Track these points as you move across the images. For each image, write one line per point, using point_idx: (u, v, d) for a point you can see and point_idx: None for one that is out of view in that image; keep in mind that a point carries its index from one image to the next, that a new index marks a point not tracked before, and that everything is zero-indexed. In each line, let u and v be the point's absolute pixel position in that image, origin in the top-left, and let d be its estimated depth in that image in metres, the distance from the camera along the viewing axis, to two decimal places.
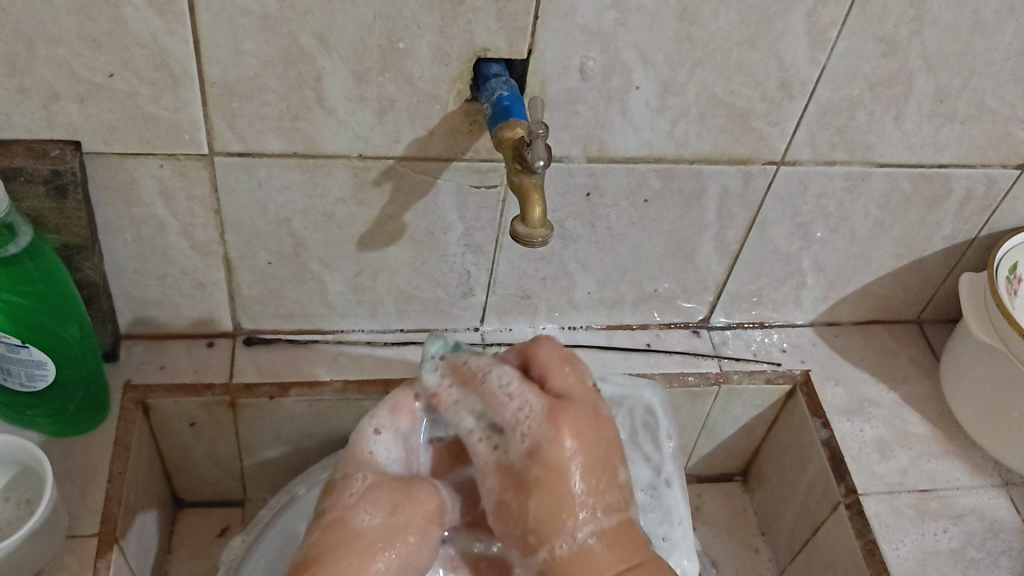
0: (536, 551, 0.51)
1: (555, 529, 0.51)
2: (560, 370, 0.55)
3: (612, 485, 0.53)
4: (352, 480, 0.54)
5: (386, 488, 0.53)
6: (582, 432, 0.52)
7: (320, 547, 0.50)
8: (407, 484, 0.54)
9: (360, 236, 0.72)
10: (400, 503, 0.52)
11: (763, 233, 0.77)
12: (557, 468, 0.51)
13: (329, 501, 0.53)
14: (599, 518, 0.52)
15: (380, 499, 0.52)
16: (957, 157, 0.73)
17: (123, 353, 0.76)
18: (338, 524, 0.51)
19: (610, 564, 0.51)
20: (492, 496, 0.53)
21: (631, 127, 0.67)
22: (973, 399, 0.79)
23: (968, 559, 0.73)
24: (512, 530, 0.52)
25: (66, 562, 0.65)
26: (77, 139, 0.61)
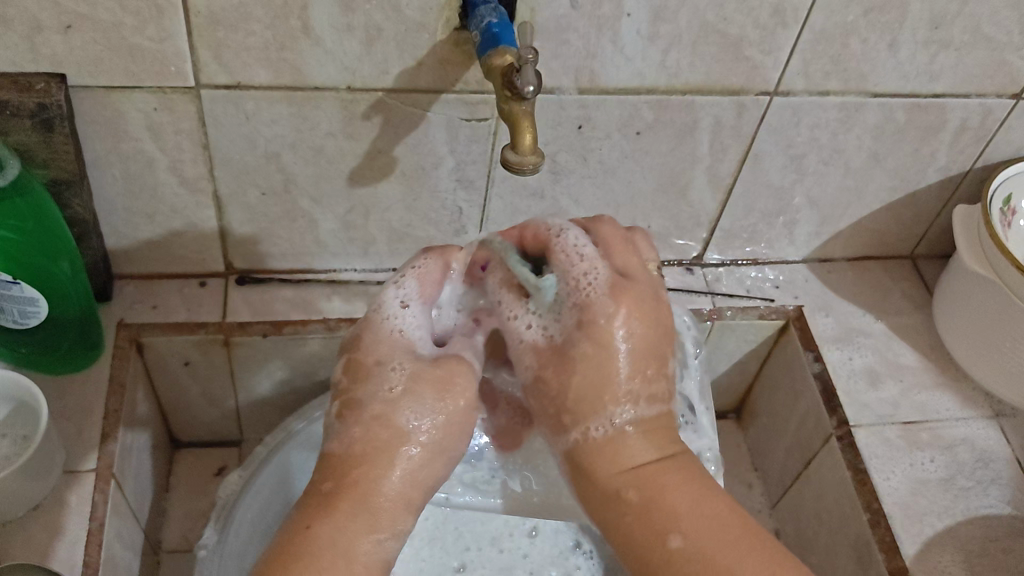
0: (569, 430, 0.58)
1: (591, 410, 0.56)
2: (625, 249, 0.60)
3: (655, 381, 0.58)
4: (387, 372, 0.57)
5: (424, 378, 0.57)
6: (640, 316, 0.57)
7: (371, 440, 0.55)
8: (438, 364, 0.58)
9: (351, 171, 0.71)
10: (443, 394, 0.57)
11: (757, 166, 0.77)
12: (599, 353, 0.56)
13: (364, 393, 0.56)
14: (637, 409, 0.57)
15: (423, 397, 0.56)
16: (952, 87, 0.72)
17: (115, 293, 0.76)
18: (384, 421, 0.55)
19: (641, 451, 0.57)
20: (532, 373, 0.60)
21: (622, 56, 0.66)
22: (966, 331, 0.79)
23: (959, 488, 0.74)
24: (547, 406, 0.59)
25: (63, 496, 0.65)
26: (61, 72, 0.60)
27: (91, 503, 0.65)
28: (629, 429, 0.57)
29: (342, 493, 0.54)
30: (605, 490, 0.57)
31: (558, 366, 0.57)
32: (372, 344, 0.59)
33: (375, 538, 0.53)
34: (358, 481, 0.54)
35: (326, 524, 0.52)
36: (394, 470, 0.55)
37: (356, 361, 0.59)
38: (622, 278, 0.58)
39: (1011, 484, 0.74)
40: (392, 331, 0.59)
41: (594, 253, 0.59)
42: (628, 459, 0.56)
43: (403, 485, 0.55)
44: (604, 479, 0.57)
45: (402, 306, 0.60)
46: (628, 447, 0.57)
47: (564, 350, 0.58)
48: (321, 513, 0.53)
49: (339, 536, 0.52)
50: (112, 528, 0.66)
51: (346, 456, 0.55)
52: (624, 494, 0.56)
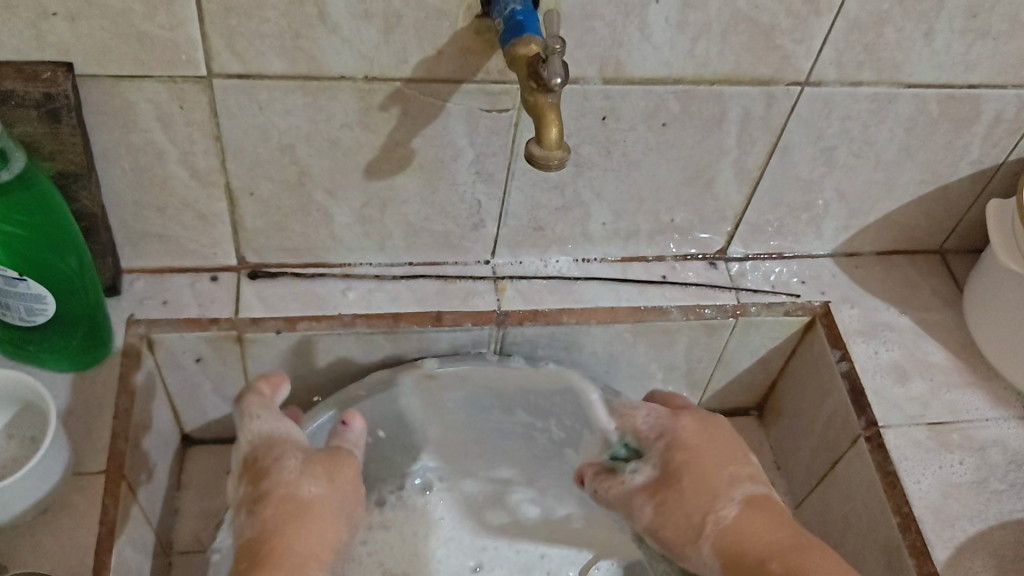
0: (701, 529, 0.62)
1: (709, 500, 0.62)
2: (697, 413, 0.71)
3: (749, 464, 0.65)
4: (285, 465, 0.65)
5: (316, 466, 0.66)
6: (714, 428, 0.68)
7: (275, 521, 0.62)
8: (331, 458, 0.67)
9: (367, 164, 0.69)
10: (332, 473, 0.66)
11: (786, 158, 0.74)
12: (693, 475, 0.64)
13: (269, 484, 0.64)
14: (737, 503, 0.62)
15: (317, 473, 0.65)
16: (989, 77, 0.70)
17: (124, 287, 0.74)
18: (288, 497, 0.63)
19: (763, 528, 0.60)
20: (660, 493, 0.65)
21: (648, 45, 0.64)
22: (998, 329, 0.77)
23: (991, 491, 0.72)
24: (681, 515, 0.63)
25: (72, 498, 0.63)
26: (69, 61, 0.58)
27: (101, 506, 0.63)
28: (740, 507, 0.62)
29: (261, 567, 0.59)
30: (754, 559, 0.59)
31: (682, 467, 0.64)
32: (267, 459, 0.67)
33: None
34: (276, 545, 0.61)
35: None
36: (300, 535, 0.62)
37: (272, 474, 0.65)
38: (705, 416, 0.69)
39: None
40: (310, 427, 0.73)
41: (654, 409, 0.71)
42: (759, 531, 0.60)
43: (315, 546, 0.62)
44: (788, 566, 0.57)
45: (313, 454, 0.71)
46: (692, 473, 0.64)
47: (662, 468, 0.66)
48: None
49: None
50: (122, 531, 0.65)
51: (264, 535, 0.62)
52: (768, 562, 0.58)
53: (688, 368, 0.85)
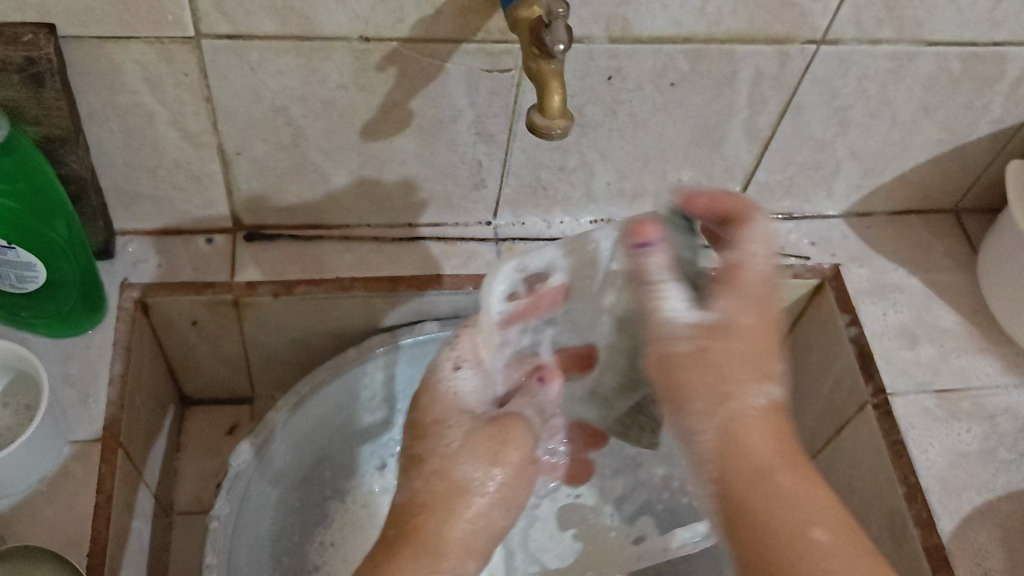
0: (720, 412, 0.53)
1: (740, 373, 0.53)
2: (709, 371, 0.53)
3: (762, 376, 0.54)
4: (445, 429, 0.60)
5: (484, 435, 0.59)
6: (756, 423, 0.53)
7: (431, 490, 0.57)
8: (498, 419, 0.60)
9: (364, 125, 0.67)
10: (499, 451, 0.58)
11: (798, 118, 0.72)
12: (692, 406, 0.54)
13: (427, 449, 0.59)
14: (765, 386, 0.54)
15: (478, 451, 0.58)
16: (1014, 35, 0.67)
17: (118, 250, 0.72)
18: (440, 475, 0.58)
19: (758, 423, 0.53)
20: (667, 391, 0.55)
21: (657, 2, 0.60)
22: (1013, 294, 0.75)
23: (1000, 461, 0.70)
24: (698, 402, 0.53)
25: (69, 468, 0.63)
26: (50, 22, 0.56)
27: (97, 475, 0.63)
28: (758, 402, 0.54)
29: (406, 537, 0.55)
30: (755, 463, 0.52)
31: (707, 374, 0.53)
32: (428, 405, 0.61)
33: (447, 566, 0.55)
34: (417, 527, 0.56)
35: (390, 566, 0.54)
36: (456, 519, 0.56)
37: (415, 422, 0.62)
38: (719, 329, 0.54)
39: None
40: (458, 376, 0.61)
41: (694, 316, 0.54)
42: (762, 446, 0.52)
43: (468, 533, 0.56)
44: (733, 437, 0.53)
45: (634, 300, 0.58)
46: (724, 364, 0.53)
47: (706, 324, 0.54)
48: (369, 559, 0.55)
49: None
50: (121, 499, 0.64)
51: (407, 506, 0.57)
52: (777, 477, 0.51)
53: None
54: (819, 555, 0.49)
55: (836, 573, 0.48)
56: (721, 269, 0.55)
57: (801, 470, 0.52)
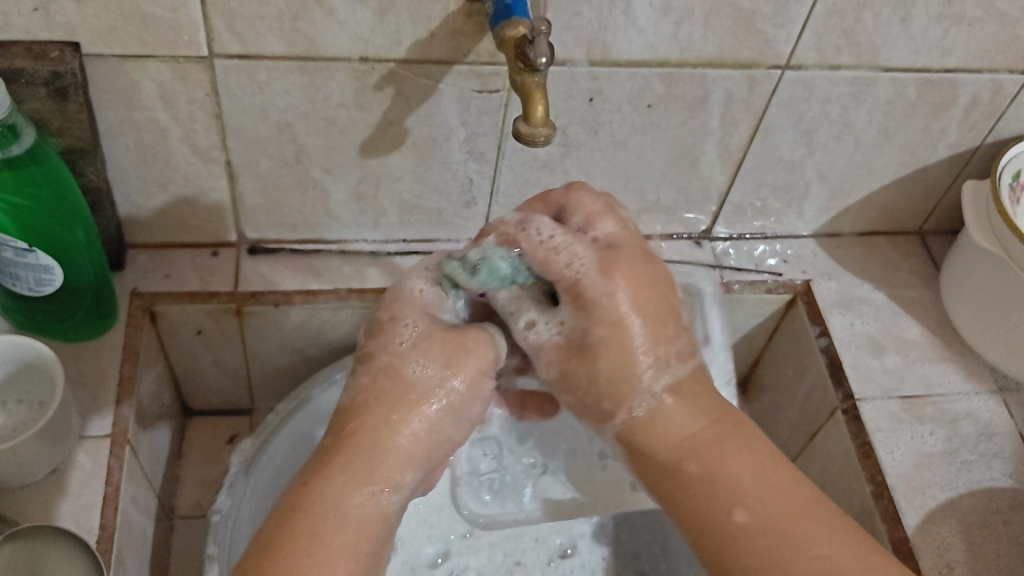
0: (613, 416, 0.58)
1: (625, 392, 0.57)
2: (654, 426, 0.58)
3: (672, 340, 0.58)
4: (401, 327, 0.58)
5: (438, 344, 0.57)
6: (684, 408, 0.58)
7: (375, 390, 0.55)
8: (456, 331, 0.58)
9: (362, 142, 0.71)
10: (452, 362, 0.56)
11: (767, 140, 0.77)
12: (672, 410, 0.58)
13: (378, 346, 0.57)
14: (672, 379, 0.58)
15: (432, 350, 0.56)
16: (964, 62, 0.72)
17: (128, 262, 0.77)
18: (389, 370, 0.56)
19: (680, 421, 0.58)
20: (556, 369, 0.59)
21: (634, 29, 0.66)
22: (971, 306, 0.79)
23: (962, 461, 0.74)
24: (587, 400, 0.59)
25: (79, 461, 0.66)
26: (76, 41, 0.61)
27: (106, 468, 0.66)
28: (668, 400, 0.58)
29: (346, 443, 0.53)
30: (658, 464, 0.58)
31: (581, 358, 0.57)
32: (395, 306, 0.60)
33: (369, 490, 0.52)
34: (357, 430, 0.54)
35: (326, 477, 0.52)
36: (400, 427, 0.54)
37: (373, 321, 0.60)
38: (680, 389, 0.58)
39: (1014, 458, 0.75)
40: (413, 292, 0.61)
41: (587, 253, 0.57)
42: (677, 427, 0.58)
43: (412, 438, 0.54)
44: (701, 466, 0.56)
45: (545, 241, 0.57)
46: (672, 420, 0.58)
47: (579, 314, 0.57)
48: (322, 459, 0.53)
49: (332, 488, 0.51)
50: (127, 493, 0.68)
51: (349, 409, 0.55)
52: (682, 468, 0.57)
53: None
54: (745, 538, 0.53)
55: (796, 533, 0.53)
56: (563, 285, 0.56)
57: (731, 448, 0.57)
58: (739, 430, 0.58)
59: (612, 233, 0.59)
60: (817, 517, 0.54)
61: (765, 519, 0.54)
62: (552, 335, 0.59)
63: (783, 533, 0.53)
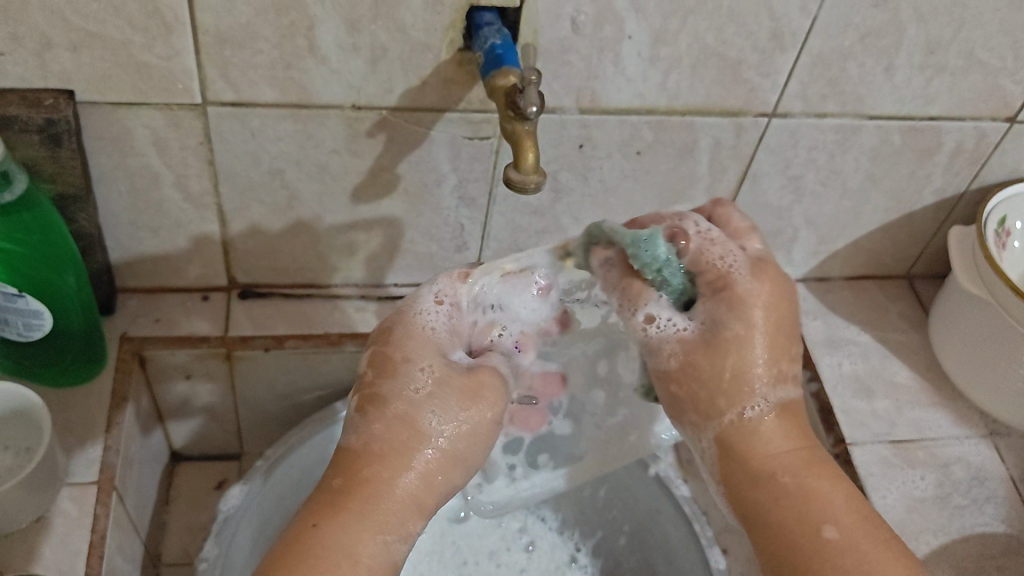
0: (721, 415, 0.56)
1: (746, 393, 0.55)
2: (762, 435, 0.55)
3: (792, 362, 0.57)
4: (415, 372, 0.53)
5: (454, 386, 0.53)
6: (790, 424, 0.56)
7: (389, 438, 0.51)
8: (471, 373, 0.54)
9: (354, 188, 0.72)
10: (469, 403, 0.53)
11: (755, 186, 0.78)
12: (772, 426, 0.56)
13: (388, 389, 0.53)
14: (772, 394, 0.56)
15: (448, 399, 0.52)
16: (948, 110, 0.73)
17: (118, 306, 0.77)
18: (404, 421, 0.52)
19: (779, 438, 0.56)
20: (676, 361, 0.56)
21: (623, 78, 0.67)
22: (960, 350, 0.80)
23: (954, 506, 0.74)
24: (691, 396, 0.56)
25: (65, 508, 0.65)
26: (70, 89, 0.61)
27: (92, 515, 0.65)
28: (770, 416, 0.56)
29: (350, 488, 0.50)
30: (751, 473, 0.55)
31: (708, 352, 0.55)
32: (401, 340, 0.55)
33: (382, 541, 0.49)
34: (371, 479, 0.50)
35: (331, 522, 0.49)
36: (407, 473, 0.51)
37: (381, 355, 0.55)
38: (791, 400, 0.57)
39: (1006, 503, 0.75)
40: (423, 326, 0.56)
41: (721, 236, 0.58)
42: (776, 441, 0.56)
43: (417, 486, 0.51)
44: (793, 476, 0.54)
45: (702, 235, 0.57)
46: (772, 434, 0.56)
47: (716, 307, 0.55)
48: (329, 509, 0.49)
49: (343, 535, 0.48)
50: (113, 540, 0.67)
51: (361, 452, 0.51)
52: (777, 479, 0.54)
53: None
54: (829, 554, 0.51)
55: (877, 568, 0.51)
56: (710, 270, 0.56)
57: (829, 476, 0.55)
58: (832, 464, 0.57)
59: (762, 252, 0.58)
60: (889, 551, 0.52)
61: (853, 542, 0.52)
62: (678, 329, 0.56)
63: (868, 564, 0.51)
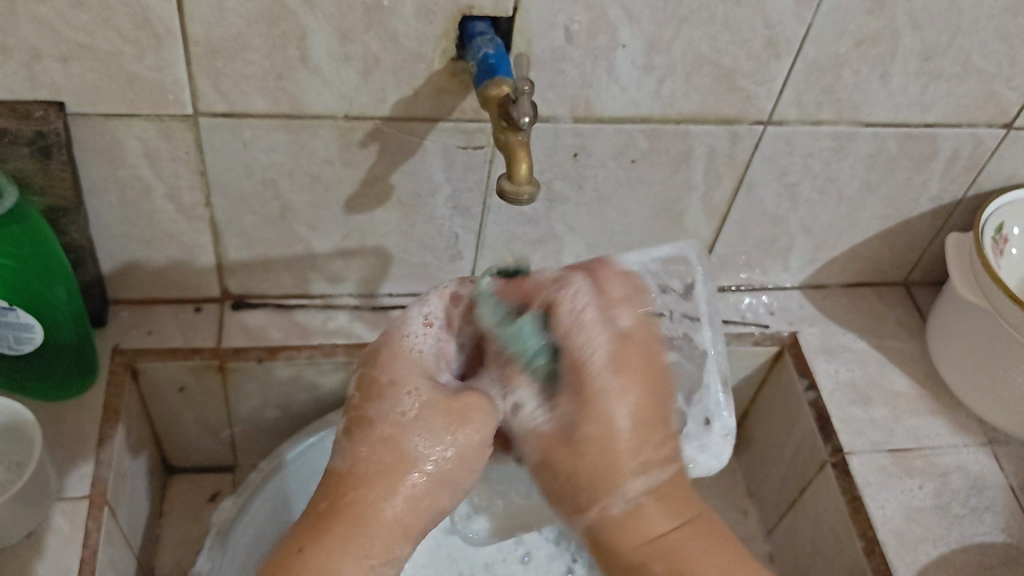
0: (586, 510, 0.53)
1: (608, 486, 0.52)
2: (623, 528, 0.53)
3: (662, 447, 0.53)
4: (401, 394, 0.52)
5: (440, 409, 0.51)
6: (670, 504, 0.54)
7: (374, 462, 0.50)
8: (457, 396, 0.53)
9: (347, 198, 0.71)
10: (458, 426, 0.51)
11: (751, 194, 0.77)
12: (652, 510, 0.53)
13: (375, 412, 0.52)
14: (649, 478, 0.53)
15: (435, 425, 0.51)
16: (944, 117, 0.73)
17: (111, 318, 0.76)
18: (389, 445, 0.51)
19: (653, 521, 0.53)
20: (537, 455, 0.54)
21: (617, 86, 0.66)
22: (958, 358, 0.79)
23: (953, 515, 0.74)
24: (558, 488, 0.54)
25: (56, 523, 0.65)
26: (60, 100, 0.61)
27: (84, 530, 0.65)
28: (644, 499, 0.53)
29: (338, 512, 0.49)
30: (625, 564, 0.54)
31: (569, 453, 0.52)
32: (388, 362, 0.53)
33: (367, 564, 0.49)
34: (357, 501, 0.50)
35: (316, 549, 0.49)
36: (392, 499, 0.50)
37: (368, 378, 0.54)
38: (671, 471, 0.54)
39: (1006, 512, 0.74)
40: (410, 348, 0.54)
41: (591, 300, 0.53)
42: (646, 527, 0.53)
43: (402, 512, 0.50)
44: (669, 567, 0.52)
45: (576, 311, 0.52)
46: (647, 519, 0.53)
47: (574, 405, 0.52)
48: (313, 536, 0.49)
49: (323, 559, 0.48)
50: (105, 555, 0.66)
51: (348, 475, 0.50)
52: (650, 568, 0.53)
53: None
54: None
55: None
56: (568, 361, 0.52)
57: (714, 556, 0.54)
58: (710, 531, 0.55)
59: (633, 326, 0.53)
60: None
61: None
62: (540, 417, 0.53)
63: None
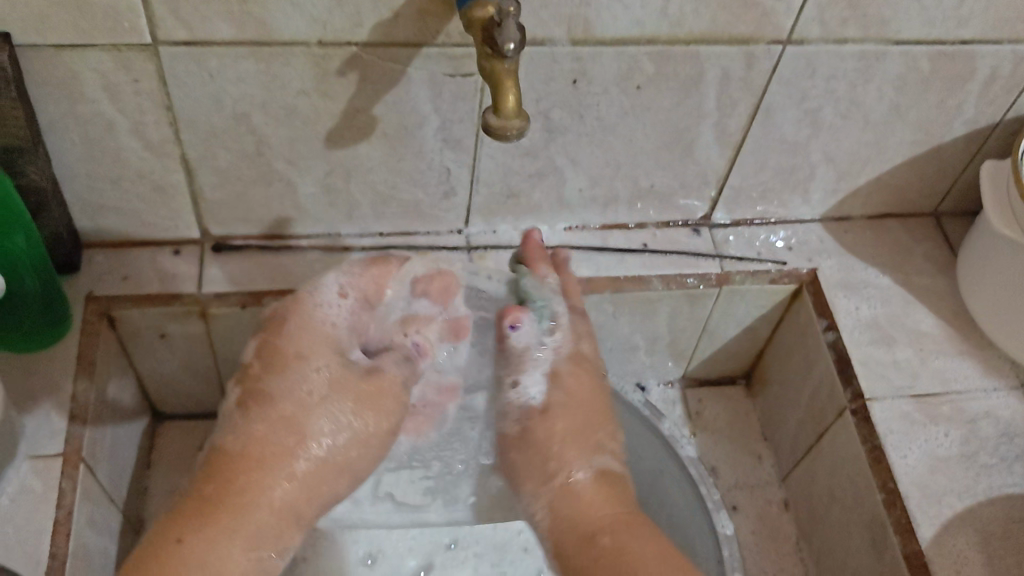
0: (551, 479, 0.63)
1: (569, 457, 0.63)
2: (597, 491, 0.61)
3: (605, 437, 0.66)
4: (310, 371, 0.59)
5: (348, 392, 0.59)
6: (611, 486, 0.62)
7: (269, 444, 0.57)
8: (367, 377, 0.60)
9: (328, 132, 0.66)
10: (360, 411, 0.59)
11: (768, 120, 0.71)
12: (590, 492, 0.61)
13: (278, 387, 0.59)
14: (591, 462, 0.63)
15: (340, 406, 0.59)
16: (983, 32, 0.66)
17: (84, 263, 0.72)
18: (293, 427, 0.58)
19: (596, 505, 0.60)
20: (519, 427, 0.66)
21: (618, 4, 0.60)
22: (990, 295, 0.74)
23: (980, 466, 0.69)
24: (530, 468, 0.64)
25: (29, 483, 0.62)
26: (5, 30, 0.55)
27: (58, 490, 0.62)
28: (589, 480, 0.62)
29: (221, 499, 0.54)
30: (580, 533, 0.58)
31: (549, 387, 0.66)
32: (297, 334, 0.61)
33: (253, 554, 0.54)
34: (243, 490, 0.55)
35: (198, 537, 0.53)
36: (280, 482, 0.56)
37: (277, 348, 0.60)
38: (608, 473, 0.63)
39: None
40: (322, 320, 0.62)
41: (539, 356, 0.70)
42: (593, 504, 0.60)
43: (292, 493, 0.57)
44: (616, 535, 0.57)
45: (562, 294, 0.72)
46: (587, 491, 0.62)
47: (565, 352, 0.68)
48: (199, 516, 0.54)
49: (210, 546, 0.53)
50: (82, 515, 0.63)
51: (238, 457, 0.56)
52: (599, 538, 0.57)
53: (672, 338, 0.84)
54: None
55: None
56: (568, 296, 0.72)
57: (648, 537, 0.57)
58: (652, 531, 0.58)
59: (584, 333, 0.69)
60: None
61: None
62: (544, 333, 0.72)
63: None
